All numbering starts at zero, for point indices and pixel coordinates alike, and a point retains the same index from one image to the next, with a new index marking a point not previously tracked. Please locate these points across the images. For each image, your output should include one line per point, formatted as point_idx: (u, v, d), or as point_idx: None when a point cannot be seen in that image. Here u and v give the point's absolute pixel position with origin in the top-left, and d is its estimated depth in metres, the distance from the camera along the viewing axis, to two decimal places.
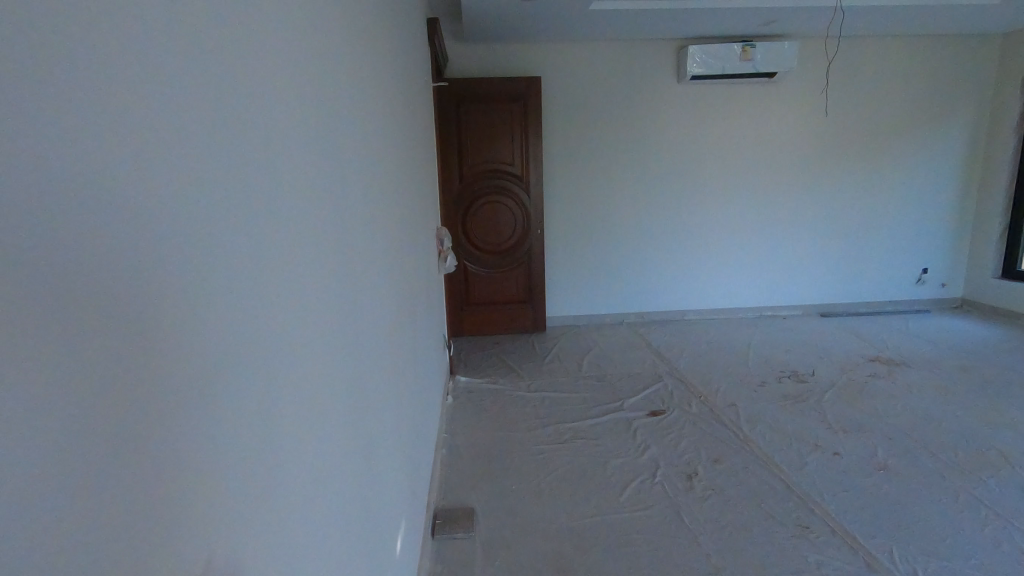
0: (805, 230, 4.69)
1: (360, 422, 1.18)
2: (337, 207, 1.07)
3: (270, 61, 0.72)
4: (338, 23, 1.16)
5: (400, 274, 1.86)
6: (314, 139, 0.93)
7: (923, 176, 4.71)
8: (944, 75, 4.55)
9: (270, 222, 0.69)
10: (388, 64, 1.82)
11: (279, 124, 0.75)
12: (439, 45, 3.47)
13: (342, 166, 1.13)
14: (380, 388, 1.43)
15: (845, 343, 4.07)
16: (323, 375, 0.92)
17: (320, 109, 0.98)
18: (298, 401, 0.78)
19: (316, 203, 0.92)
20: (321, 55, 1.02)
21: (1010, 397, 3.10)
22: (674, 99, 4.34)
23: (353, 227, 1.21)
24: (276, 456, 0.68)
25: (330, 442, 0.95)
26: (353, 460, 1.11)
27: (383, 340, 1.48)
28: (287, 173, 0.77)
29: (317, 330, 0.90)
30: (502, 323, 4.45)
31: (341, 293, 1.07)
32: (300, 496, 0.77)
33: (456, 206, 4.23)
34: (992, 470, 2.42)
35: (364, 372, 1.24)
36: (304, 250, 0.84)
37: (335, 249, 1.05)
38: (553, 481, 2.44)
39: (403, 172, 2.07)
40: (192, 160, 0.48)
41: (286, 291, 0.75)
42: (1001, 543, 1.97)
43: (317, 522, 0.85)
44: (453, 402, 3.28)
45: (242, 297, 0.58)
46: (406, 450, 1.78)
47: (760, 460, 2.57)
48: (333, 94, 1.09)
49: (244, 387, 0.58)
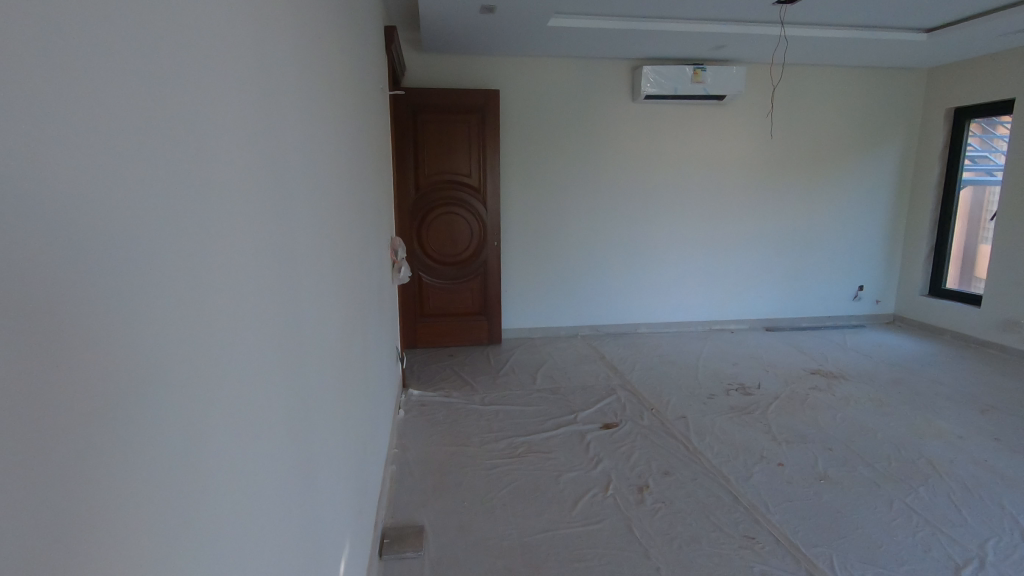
0: (750, 247, 4.87)
1: (305, 439, 1.12)
2: (286, 214, 1.03)
3: (213, 52, 0.68)
4: (290, 24, 1.12)
5: (351, 285, 1.80)
6: (263, 139, 0.89)
7: (858, 197, 4.97)
8: (877, 105, 4.84)
9: (212, 225, 0.64)
10: (342, 69, 1.78)
11: (223, 121, 0.70)
12: (396, 54, 3.44)
13: (292, 171, 1.08)
14: (327, 402, 1.37)
15: (787, 357, 4.23)
16: (269, 385, 0.88)
17: (269, 110, 0.94)
18: (240, 419, 0.73)
19: (262, 207, 0.87)
20: (273, 57, 0.98)
21: (937, 409, 3.28)
22: (628, 117, 4.44)
23: (302, 235, 1.16)
24: (221, 464, 0.65)
25: (277, 455, 0.91)
26: (297, 479, 1.05)
27: (330, 351, 1.42)
28: (231, 172, 0.72)
29: (264, 338, 0.86)
30: (457, 335, 4.39)
31: (289, 303, 1.03)
32: (244, 516, 0.73)
33: (411, 216, 4.17)
34: (922, 478, 2.54)
35: (311, 386, 1.19)
36: (252, 255, 0.81)
37: (284, 257, 1.00)
38: (506, 497, 2.40)
39: (357, 180, 2.02)
40: (107, 148, 0.43)
41: (231, 297, 0.71)
42: (931, 548, 2.06)
43: (263, 536, 0.81)
44: (404, 415, 3.19)
45: (174, 303, 0.53)
46: (354, 466, 1.71)
47: (708, 472, 2.61)
48: (284, 96, 1.05)
49: (177, 402, 0.53)
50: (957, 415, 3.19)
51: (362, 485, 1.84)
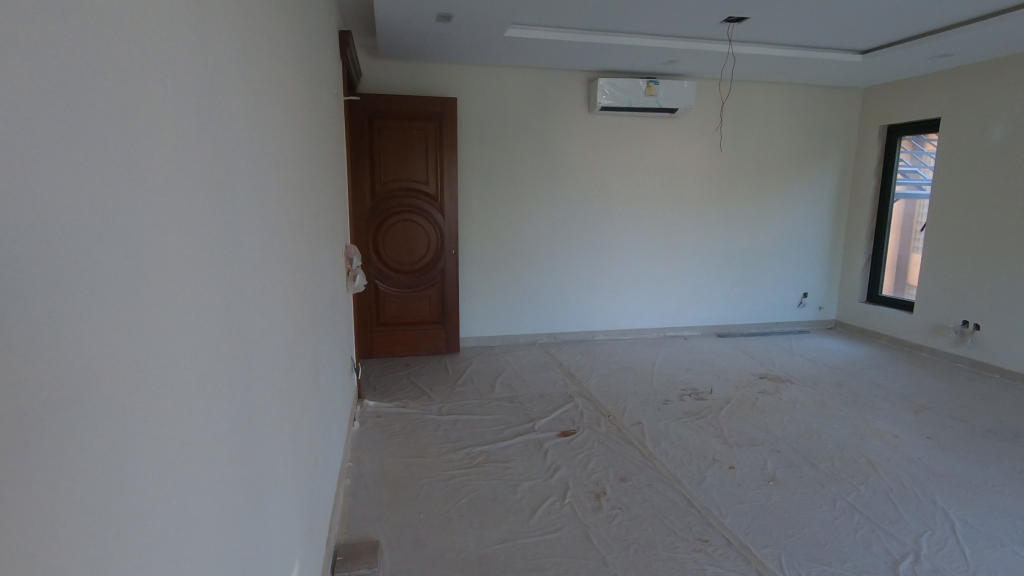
0: (702, 256, 5.02)
1: (253, 456, 1.07)
2: (236, 221, 1.00)
3: (157, 56, 0.66)
4: (241, 27, 1.09)
5: (302, 295, 1.74)
6: (209, 145, 0.85)
7: (802, 209, 5.20)
8: (818, 121, 5.09)
9: (153, 227, 0.63)
10: (294, 73, 1.73)
11: (161, 124, 0.66)
12: (351, 59, 3.39)
13: (240, 176, 1.04)
14: (277, 416, 1.31)
15: (737, 362, 4.37)
16: (217, 393, 0.86)
17: (216, 114, 0.90)
18: (178, 437, 0.68)
19: (208, 215, 0.83)
20: (222, 61, 0.95)
21: (875, 410, 3.45)
22: (584, 127, 4.52)
23: (251, 244, 1.11)
24: (161, 469, 0.63)
25: (224, 465, 0.88)
26: (246, 493, 1.01)
27: (280, 363, 1.37)
28: (170, 176, 0.69)
29: (212, 345, 0.84)
30: (415, 344, 4.33)
31: (238, 312, 1.00)
32: (188, 525, 0.71)
33: (367, 223, 4.09)
34: (862, 477, 2.65)
35: (260, 399, 1.14)
36: (200, 262, 0.79)
37: (233, 266, 0.97)
38: (463, 508, 2.37)
39: (309, 187, 1.96)
40: (13, 141, 0.40)
41: (176, 301, 0.69)
42: (871, 545, 2.15)
43: (209, 547, 0.79)
44: (359, 427, 3.12)
45: (91, 312, 0.50)
46: (305, 482, 1.66)
47: (663, 477, 2.65)
48: (233, 101, 1.01)
49: (98, 410, 0.51)
50: (894, 416, 3.36)
51: (313, 501, 1.78)
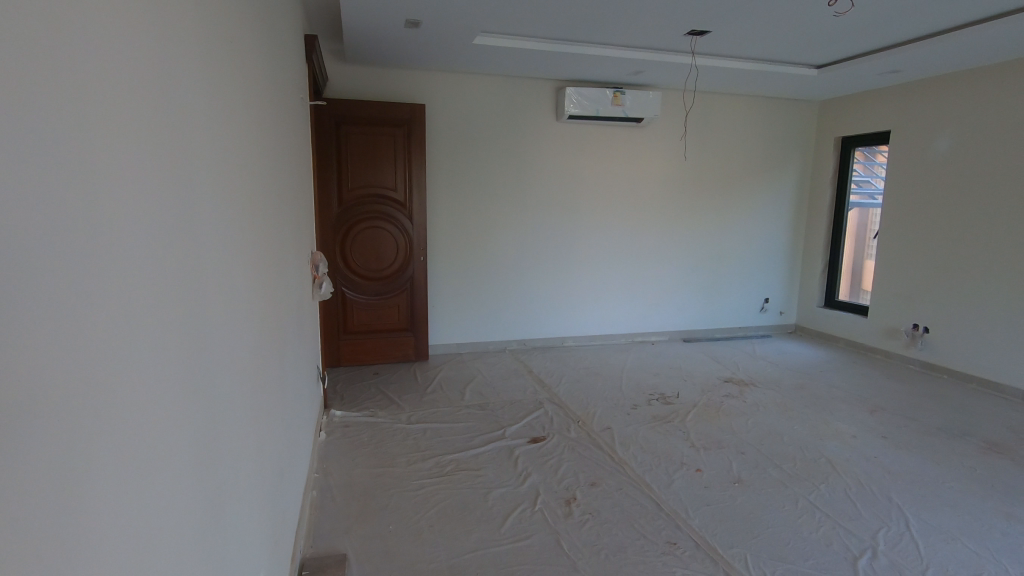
0: (668, 262, 5.13)
1: (215, 471, 1.03)
2: (198, 227, 0.97)
3: (117, 59, 0.64)
4: (204, 29, 1.06)
5: (266, 303, 1.70)
6: (168, 146, 0.82)
7: (763, 216, 5.37)
8: (777, 131, 5.26)
9: (113, 229, 0.61)
10: (259, 77, 1.70)
11: (120, 129, 0.64)
12: (318, 63, 3.34)
13: (202, 181, 1.01)
14: (241, 428, 1.27)
15: (703, 366, 4.46)
16: (180, 399, 0.83)
17: (176, 116, 0.87)
18: (132, 451, 0.64)
19: (166, 219, 0.80)
20: (185, 64, 0.92)
21: (834, 411, 3.56)
22: (552, 135, 4.56)
23: (213, 250, 1.08)
24: (122, 474, 0.61)
25: (187, 474, 0.85)
26: (210, 503, 0.98)
27: (244, 373, 1.33)
28: (131, 182, 0.67)
29: (174, 351, 0.81)
30: (383, 352, 4.27)
31: (201, 319, 0.97)
32: (150, 532, 0.68)
33: (334, 230, 4.02)
34: (822, 476, 2.74)
35: (223, 408, 1.11)
36: (162, 270, 0.77)
37: (196, 273, 0.94)
38: (433, 518, 2.34)
39: (274, 193, 1.92)
40: None
41: (136, 306, 0.67)
42: (831, 542, 2.22)
43: (172, 556, 0.77)
44: (326, 438, 3.05)
45: (50, 315, 0.48)
46: (270, 495, 1.61)
47: (633, 481, 2.68)
48: (195, 103, 0.98)
49: (57, 415, 0.49)
50: (851, 417, 3.48)
51: (278, 516, 1.73)
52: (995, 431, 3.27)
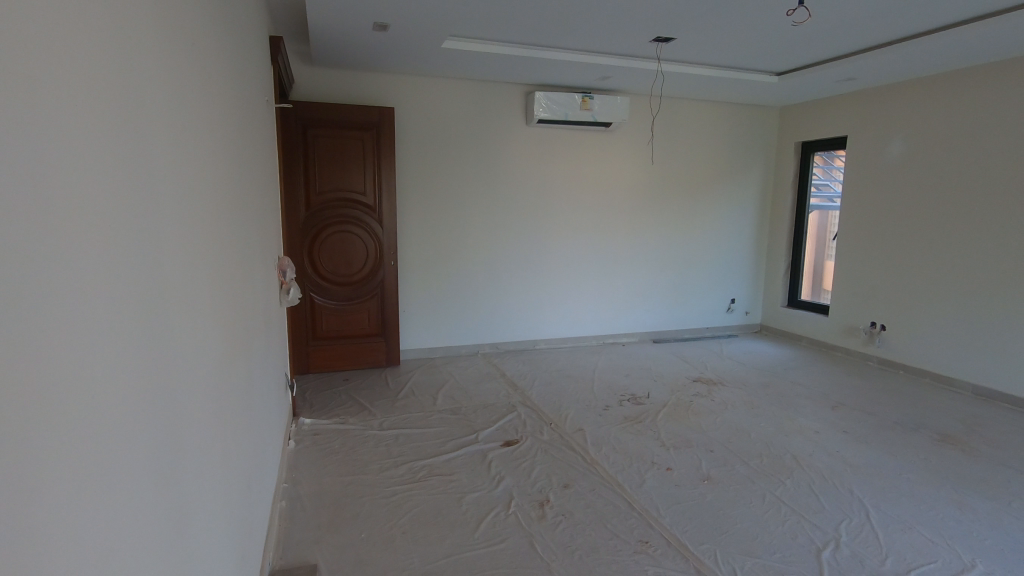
0: (638, 265, 5.21)
1: (180, 484, 1.00)
2: (161, 232, 0.95)
3: (75, 59, 0.62)
4: (166, 30, 1.04)
5: (232, 309, 1.66)
6: (128, 148, 0.79)
7: (728, 219, 5.50)
8: (740, 136, 5.40)
9: (73, 223, 0.59)
10: (222, 79, 1.66)
11: (80, 128, 0.63)
12: (283, 65, 3.28)
13: (164, 185, 0.98)
14: (207, 438, 1.24)
15: (672, 367, 4.54)
16: (144, 398, 0.82)
17: (136, 117, 0.84)
18: (94, 466, 0.62)
19: (126, 221, 0.77)
20: (146, 67, 0.90)
21: (799, 408, 3.66)
22: (522, 139, 4.59)
23: (177, 256, 1.05)
24: (88, 464, 0.60)
25: (153, 469, 0.84)
26: (176, 504, 0.96)
27: (210, 382, 1.29)
28: (90, 182, 0.65)
29: (137, 348, 0.79)
30: (353, 358, 4.21)
31: (165, 322, 0.95)
32: (117, 520, 0.68)
33: (301, 234, 3.96)
34: (788, 471, 2.82)
35: (189, 416, 1.08)
36: (123, 271, 0.75)
37: (159, 279, 0.92)
38: (406, 525, 2.32)
39: (239, 197, 1.88)
40: None
41: (98, 299, 0.65)
42: (797, 535, 2.28)
43: (139, 548, 0.76)
44: (295, 446, 2.99)
45: (11, 307, 0.47)
46: (236, 507, 1.57)
47: (606, 482, 2.70)
48: (156, 106, 0.95)
49: (20, 410, 0.48)
50: (815, 413, 3.58)
51: (245, 528, 1.69)
52: (948, 423, 3.42)
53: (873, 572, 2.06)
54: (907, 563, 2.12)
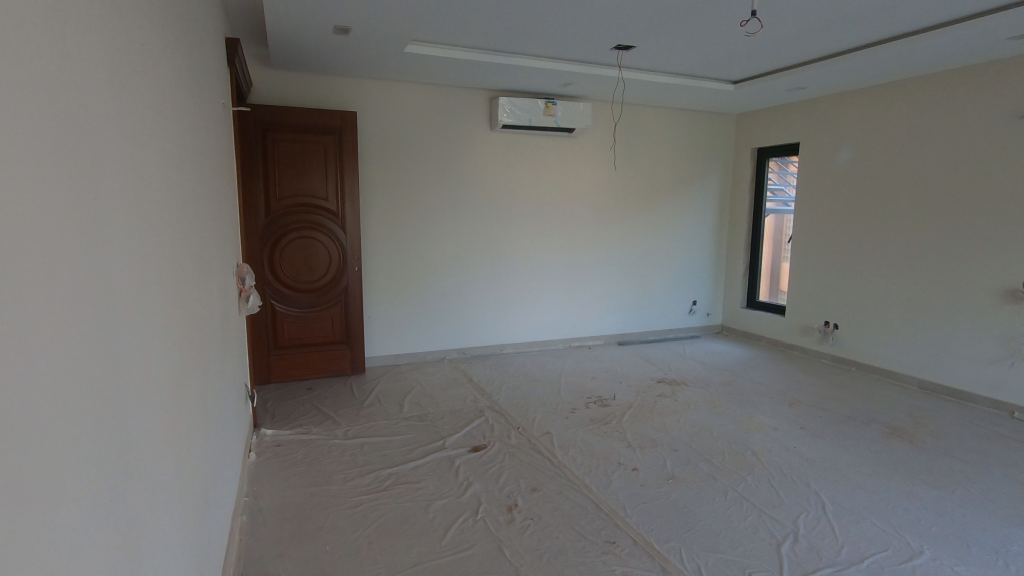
0: (602, 268, 5.28)
1: (131, 498, 0.95)
2: (112, 234, 0.92)
3: (21, 54, 0.60)
4: (116, 31, 1.00)
5: (188, 318, 1.61)
6: (76, 143, 0.77)
7: (689, 222, 5.63)
8: (700, 142, 5.54)
9: (18, 216, 0.58)
10: (176, 80, 1.62)
11: (27, 123, 0.61)
12: (240, 68, 3.20)
13: (114, 188, 0.95)
14: (161, 449, 1.20)
15: (637, 368, 4.61)
16: (95, 393, 0.80)
17: (81, 113, 0.80)
18: (26, 483, 0.57)
19: (71, 225, 0.73)
20: (95, 67, 0.87)
21: (759, 405, 3.78)
22: (486, 145, 4.60)
23: (126, 259, 1.00)
24: (33, 459, 0.59)
25: (104, 461, 0.82)
26: (129, 505, 0.93)
27: (163, 391, 1.25)
28: (38, 177, 0.63)
29: (88, 344, 0.77)
30: (317, 367, 4.13)
31: (116, 323, 0.92)
32: (68, 512, 0.67)
33: (261, 241, 3.86)
34: (748, 468, 2.90)
35: (142, 423, 1.05)
36: (73, 268, 0.73)
37: (109, 280, 0.89)
38: (373, 535, 2.28)
39: (194, 202, 1.83)
40: None
41: (47, 294, 0.64)
42: (758, 530, 2.35)
43: (92, 538, 0.74)
44: (256, 458, 2.91)
45: None
46: (194, 520, 1.52)
47: (573, 483, 2.73)
48: (105, 107, 0.92)
49: None
50: (773, 410, 3.70)
51: (203, 545, 1.63)
52: (896, 416, 3.58)
53: (830, 562, 2.14)
54: (861, 552, 2.21)
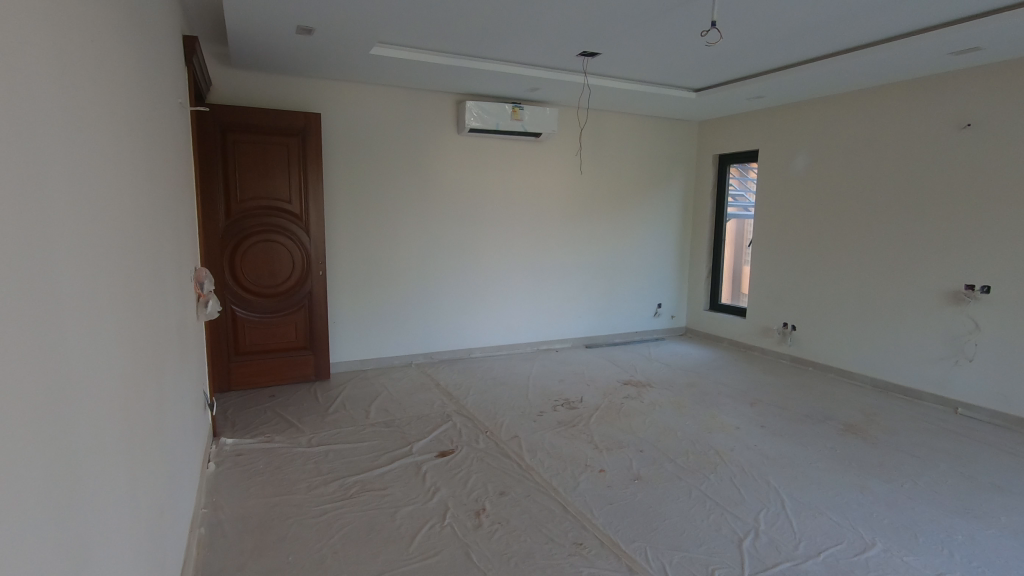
0: (570, 272, 5.33)
1: (82, 496, 0.91)
2: (60, 230, 0.88)
3: None
4: (65, 26, 0.97)
5: (142, 325, 1.55)
6: (21, 140, 0.73)
7: (653, 226, 5.73)
8: (664, 147, 5.65)
9: None
10: (131, 77, 1.57)
11: None
12: (199, 67, 3.12)
13: (62, 186, 0.91)
14: (114, 450, 1.16)
15: (605, 370, 4.66)
16: (43, 395, 0.76)
17: (23, 104, 0.75)
18: None
19: (9, 223, 0.68)
20: (42, 61, 0.84)
21: (721, 406, 3.86)
22: (453, 148, 4.60)
23: (74, 260, 0.95)
24: None
25: (54, 461, 0.79)
26: (81, 499, 0.90)
27: (115, 388, 1.20)
28: None
29: (34, 347, 0.74)
30: (280, 374, 4.03)
31: (65, 324, 0.88)
32: (14, 512, 0.64)
33: (221, 244, 3.75)
34: (711, 466, 2.96)
35: (93, 416, 1.02)
36: (19, 262, 0.70)
37: (58, 278, 0.86)
38: (337, 544, 2.24)
39: (149, 205, 1.76)
40: None
41: None
42: (720, 527, 2.40)
43: (42, 540, 0.72)
44: (215, 469, 2.82)
45: None
46: (149, 536, 1.46)
47: (541, 487, 2.73)
48: (53, 101, 0.88)
49: None
50: (735, 410, 3.79)
51: (159, 559, 1.58)
52: (851, 414, 3.72)
53: (789, 557, 2.20)
54: (818, 546, 2.28)
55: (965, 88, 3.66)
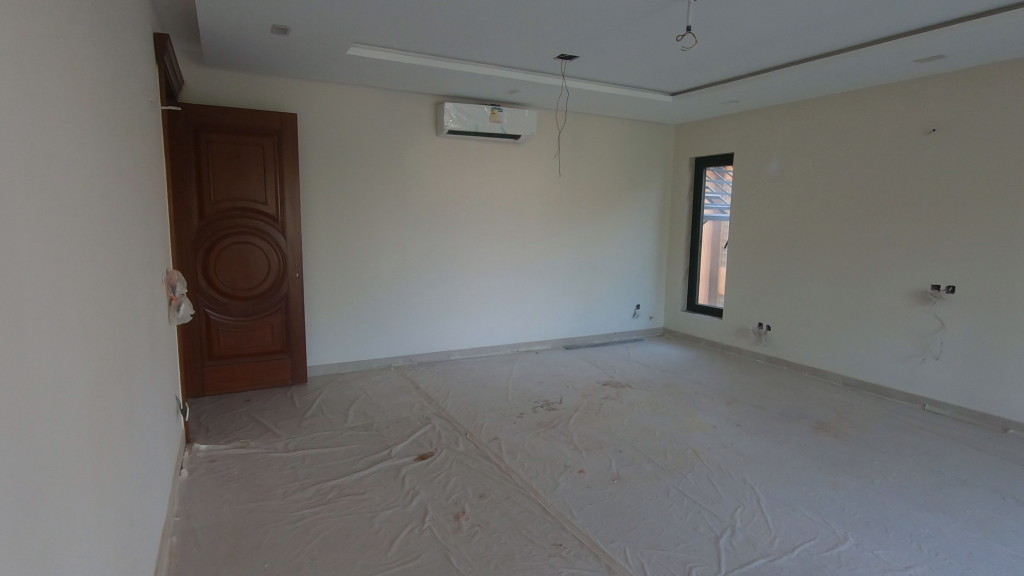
0: (549, 273, 5.35)
1: (47, 501, 0.88)
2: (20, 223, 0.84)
3: None
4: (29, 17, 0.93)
5: (110, 328, 1.50)
6: None
7: (632, 228, 5.78)
8: (642, 150, 5.71)
9: None
10: (99, 76, 1.53)
11: None
12: (170, 65, 3.05)
13: (23, 179, 0.87)
14: (80, 454, 1.12)
15: (584, 371, 4.69)
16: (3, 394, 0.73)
17: None
18: None
19: None
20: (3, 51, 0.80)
21: (698, 405, 3.91)
22: (432, 149, 4.58)
23: (37, 256, 0.91)
24: None
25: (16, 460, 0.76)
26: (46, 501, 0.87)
27: (81, 388, 1.16)
28: None
29: None
30: (256, 378, 3.96)
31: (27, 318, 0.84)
32: None
33: (194, 247, 3.67)
34: (689, 465, 3.00)
35: (59, 415, 0.98)
36: None
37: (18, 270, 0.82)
38: (314, 550, 2.21)
39: (117, 206, 1.72)
40: None
41: None
42: (698, 525, 2.43)
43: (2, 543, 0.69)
44: (187, 476, 2.75)
45: None
46: (118, 549, 1.41)
47: (521, 488, 2.73)
48: (16, 94, 0.85)
49: None
50: (712, 409, 3.84)
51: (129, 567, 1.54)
52: (824, 411, 3.80)
53: (764, 553, 2.24)
54: (793, 542, 2.32)
55: (930, 94, 3.77)
